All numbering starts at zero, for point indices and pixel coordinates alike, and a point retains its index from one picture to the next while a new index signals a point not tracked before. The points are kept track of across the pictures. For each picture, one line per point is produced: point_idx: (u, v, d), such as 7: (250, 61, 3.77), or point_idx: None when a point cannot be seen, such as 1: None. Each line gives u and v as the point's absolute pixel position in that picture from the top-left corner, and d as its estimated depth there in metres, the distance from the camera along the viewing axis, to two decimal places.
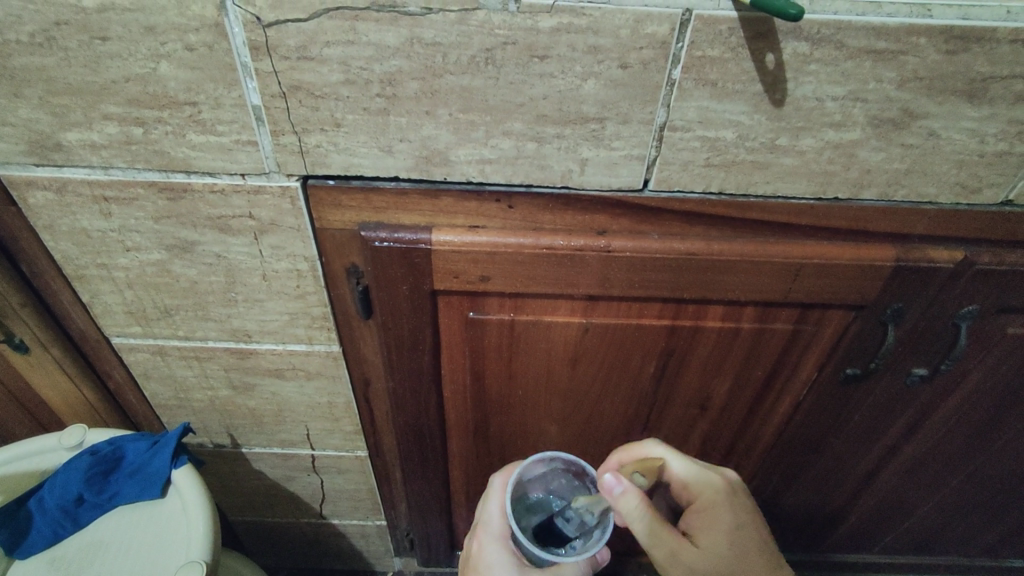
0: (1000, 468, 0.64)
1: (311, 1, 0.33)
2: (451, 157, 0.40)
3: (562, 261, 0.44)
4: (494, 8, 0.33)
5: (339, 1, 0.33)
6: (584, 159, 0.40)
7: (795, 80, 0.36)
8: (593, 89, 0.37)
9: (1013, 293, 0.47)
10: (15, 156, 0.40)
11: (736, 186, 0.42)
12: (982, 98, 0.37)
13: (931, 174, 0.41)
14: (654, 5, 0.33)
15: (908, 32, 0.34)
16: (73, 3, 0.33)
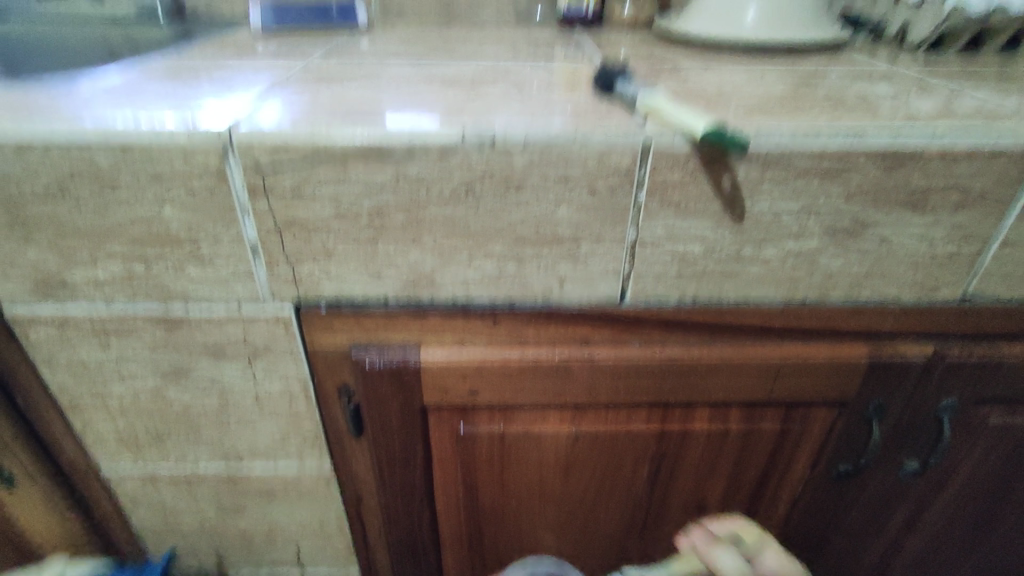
0: (1011, 558, 0.63)
1: (306, 150, 0.37)
2: (437, 279, 0.42)
3: (549, 372, 0.45)
4: (472, 148, 0.37)
5: (331, 149, 0.37)
6: (563, 276, 0.42)
7: (752, 199, 0.39)
8: (567, 214, 0.39)
9: (989, 383, 0.48)
10: (22, 294, 0.42)
11: (709, 294, 0.44)
12: (923, 207, 0.40)
13: (890, 275, 0.43)
14: (616, 141, 0.37)
15: (846, 155, 0.38)
16: (89, 160, 0.37)
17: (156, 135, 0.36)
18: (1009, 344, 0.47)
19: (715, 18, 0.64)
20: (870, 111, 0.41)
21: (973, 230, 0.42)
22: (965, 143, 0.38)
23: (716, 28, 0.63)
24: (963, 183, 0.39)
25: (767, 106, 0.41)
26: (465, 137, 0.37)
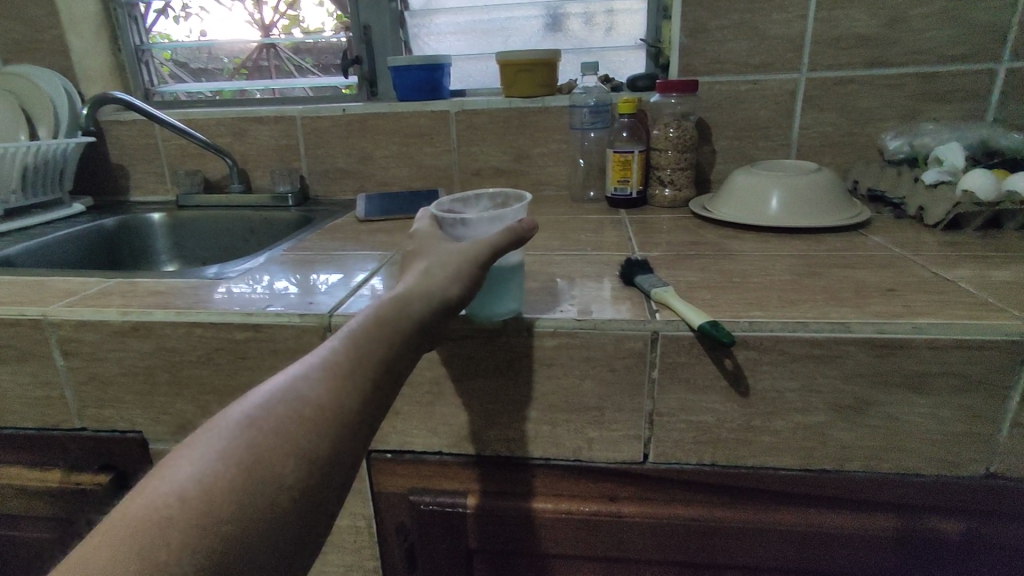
0: None
1: None
2: (484, 436, 0.50)
3: (583, 525, 0.50)
4: (512, 333, 0.46)
5: None
6: (591, 438, 0.49)
7: (754, 378, 0.45)
8: (591, 385, 0.47)
9: None
10: (164, 434, 0.54)
11: (727, 459, 0.48)
12: (921, 388, 0.44)
13: (903, 449, 0.46)
14: (629, 329, 0.45)
15: (836, 342, 0.44)
16: (230, 336, 0.49)
17: (278, 319, 0.48)
18: None
19: (742, 206, 0.74)
20: (861, 303, 0.47)
21: (979, 411, 0.45)
22: (948, 335, 0.43)
23: (742, 213, 0.73)
24: (956, 369, 0.44)
25: (766, 299, 0.48)
26: (506, 323, 0.46)
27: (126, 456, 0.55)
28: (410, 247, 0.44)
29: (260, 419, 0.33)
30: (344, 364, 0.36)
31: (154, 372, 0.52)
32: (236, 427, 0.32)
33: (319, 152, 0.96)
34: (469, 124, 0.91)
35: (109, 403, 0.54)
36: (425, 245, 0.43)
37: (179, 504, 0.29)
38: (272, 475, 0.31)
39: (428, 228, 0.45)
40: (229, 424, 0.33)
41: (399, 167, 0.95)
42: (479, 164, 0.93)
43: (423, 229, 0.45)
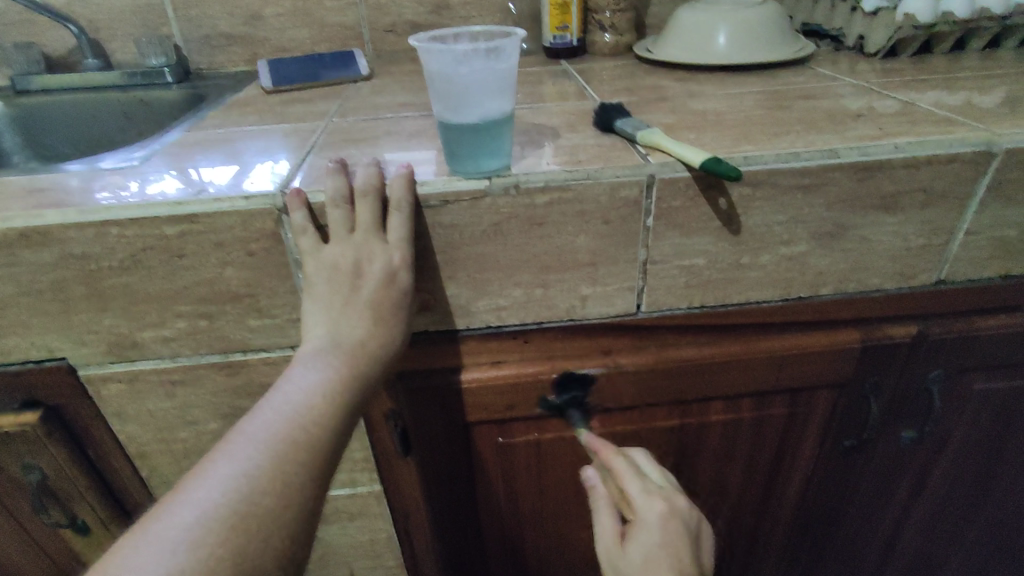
0: (1006, 514, 0.68)
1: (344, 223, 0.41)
2: (472, 308, 0.47)
3: (579, 380, 0.50)
4: (498, 193, 0.41)
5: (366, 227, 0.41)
6: (584, 296, 0.47)
7: (746, 215, 0.45)
8: (584, 242, 0.44)
9: (968, 357, 0.54)
10: (96, 356, 0.46)
11: (715, 299, 0.49)
12: (894, 208, 0.46)
13: (872, 268, 0.49)
14: (624, 177, 0.42)
15: (824, 170, 0.43)
16: (158, 234, 0.41)
17: (218, 206, 0.41)
18: (986, 317, 0.52)
19: (688, 46, 0.70)
20: (839, 129, 0.47)
21: (940, 224, 0.47)
22: (924, 151, 0.43)
23: (690, 53, 0.69)
24: (928, 184, 0.45)
25: (749, 133, 0.47)
26: (492, 184, 0.41)
27: (49, 388, 0.47)
28: (354, 268, 0.41)
29: (311, 401, 0.38)
30: (360, 373, 0.40)
31: (66, 286, 0.43)
32: (336, 344, 0.40)
33: (191, 12, 0.79)
34: None
35: (11, 331, 0.44)
36: (380, 282, 0.41)
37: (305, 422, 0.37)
38: (328, 445, 0.37)
39: (379, 253, 0.41)
40: (311, 375, 0.38)
41: (296, 28, 0.81)
42: (393, 19, 0.81)
43: (372, 248, 0.41)
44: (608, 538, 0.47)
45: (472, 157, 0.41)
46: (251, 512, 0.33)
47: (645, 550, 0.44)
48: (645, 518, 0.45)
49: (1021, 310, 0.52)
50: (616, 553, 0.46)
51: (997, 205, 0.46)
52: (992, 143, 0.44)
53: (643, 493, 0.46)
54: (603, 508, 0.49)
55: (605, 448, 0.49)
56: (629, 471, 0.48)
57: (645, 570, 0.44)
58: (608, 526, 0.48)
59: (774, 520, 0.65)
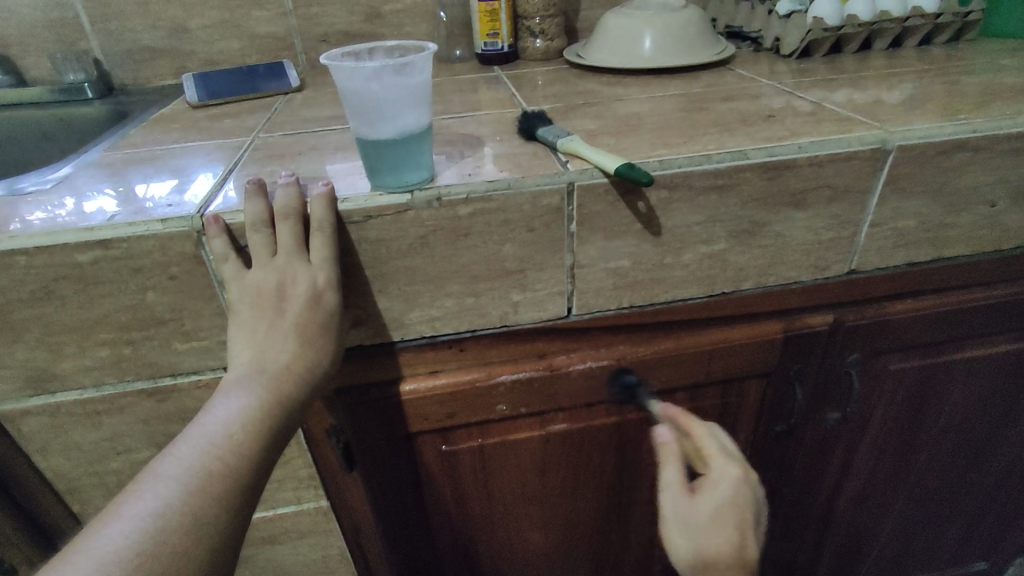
0: (930, 482, 0.73)
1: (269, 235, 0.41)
2: (405, 320, 0.47)
3: (516, 385, 0.51)
4: (422, 206, 0.42)
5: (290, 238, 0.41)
6: (515, 302, 0.48)
7: (665, 217, 0.46)
8: (511, 250, 0.45)
9: (881, 340, 0.57)
10: (13, 391, 0.45)
11: (643, 298, 0.50)
12: (803, 204, 0.48)
13: (789, 262, 0.51)
14: (544, 185, 0.43)
15: (736, 171, 0.45)
16: (71, 262, 0.40)
17: (133, 230, 0.40)
18: (895, 302, 0.56)
19: (615, 51, 0.72)
20: (750, 130, 0.49)
21: (846, 218, 0.50)
22: (827, 150, 0.46)
23: (617, 58, 0.71)
24: (832, 181, 0.48)
25: (666, 138, 0.48)
26: (415, 197, 0.42)
27: None
28: (278, 291, 0.40)
29: (230, 430, 0.37)
30: (284, 396, 0.40)
31: None
32: (259, 370, 0.40)
33: (111, 26, 0.77)
34: None
35: None
36: (304, 303, 0.40)
37: (223, 452, 0.37)
38: (247, 474, 0.37)
39: (303, 274, 0.40)
40: (231, 403, 0.38)
41: (224, 40, 0.79)
42: (324, 29, 0.81)
43: (295, 269, 0.40)
44: (676, 492, 0.46)
45: (393, 170, 0.41)
46: (155, 553, 0.32)
47: (719, 502, 0.45)
48: (719, 476, 0.46)
49: (927, 293, 0.56)
50: (685, 508, 0.46)
51: (896, 197, 0.49)
52: (887, 140, 0.47)
53: (723, 452, 0.47)
54: (671, 461, 0.47)
55: (679, 413, 0.50)
56: (709, 433, 0.48)
57: (714, 524, 0.45)
58: (675, 479, 0.46)
59: None
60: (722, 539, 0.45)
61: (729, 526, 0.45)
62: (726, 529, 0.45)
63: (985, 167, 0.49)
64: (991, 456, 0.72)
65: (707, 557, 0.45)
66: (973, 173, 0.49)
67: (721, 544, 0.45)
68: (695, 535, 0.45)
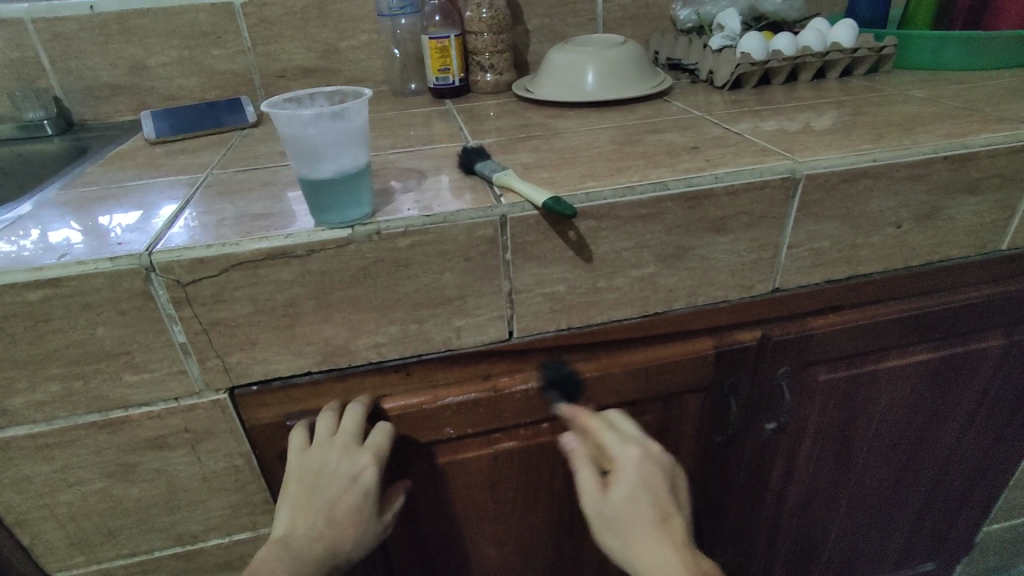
0: (870, 485, 0.76)
1: (218, 262, 0.43)
2: (352, 347, 0.49)
3: (462, 406, 0.54)
4: (362, 239, 0.45)
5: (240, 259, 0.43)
6: (457, 327, 0.51)
7: (595, 244, 0.49)
8: (450, 278, 0.48)
9: (808, 353, 0.61)
10: None
11: (580, 320, 0.53)
12: (724, 230, 0.52)
13: (716, 283, 0.54)
14: (478, 217, 0.46)
15: (658, 200, 0.49)
16: (19, 300, 0.41)
17: (82, 268, 0.42)
18: (817, 317, 0.60)
19: (559, 84, 0.76)
20: (673, 162, 0.53)
21: (766, 240, 0.54)
22: (741, 179, 0.50)
23: (561, 91, 0.75)
24: (749, 208, 0.51)
25: (596, 170, 0.52)
26: (355, 232, 0.44)
27: None
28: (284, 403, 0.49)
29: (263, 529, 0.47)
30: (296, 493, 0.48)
31: None
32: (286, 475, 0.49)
33: (70, 64, 0.78)
34: (260, 17, 0.80)
35: None
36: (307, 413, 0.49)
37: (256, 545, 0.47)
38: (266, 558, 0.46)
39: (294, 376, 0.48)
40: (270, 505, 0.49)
41: (183, 77, 0.82)
42: (283, 64, 0.83)
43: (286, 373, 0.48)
44: (591, 490, 0.51)
45: (337, 210, 0.44)
46: None
47: (628, 488, 0.50)
48: (623, 464, 0.50)
49: (847, 307, 0.60)
50: (600, 503, 0.51)
51: (809, 221, 0.53)
52: (795, 170, 0.51)
53: (620, 440, 0.52)
54: (580, 464, 0.53)
55: (580, 413, 0.55)
56: (604, 426, 0.54)
57: (630, 513, 0.49)
58: (587, 479, 0.52)
59: None
60: (645, 519, 0.49)
61: (643, 510, 0.49)
62: (642, 514, 0.49)
63: (887, 192, 0.54)
64: (923, 460, 0.76)
65: (637, 546, 0.49)
66: (877, 198, 0.54)
67: (641, 527, 0.49)
68: (620, 526, 0.50)
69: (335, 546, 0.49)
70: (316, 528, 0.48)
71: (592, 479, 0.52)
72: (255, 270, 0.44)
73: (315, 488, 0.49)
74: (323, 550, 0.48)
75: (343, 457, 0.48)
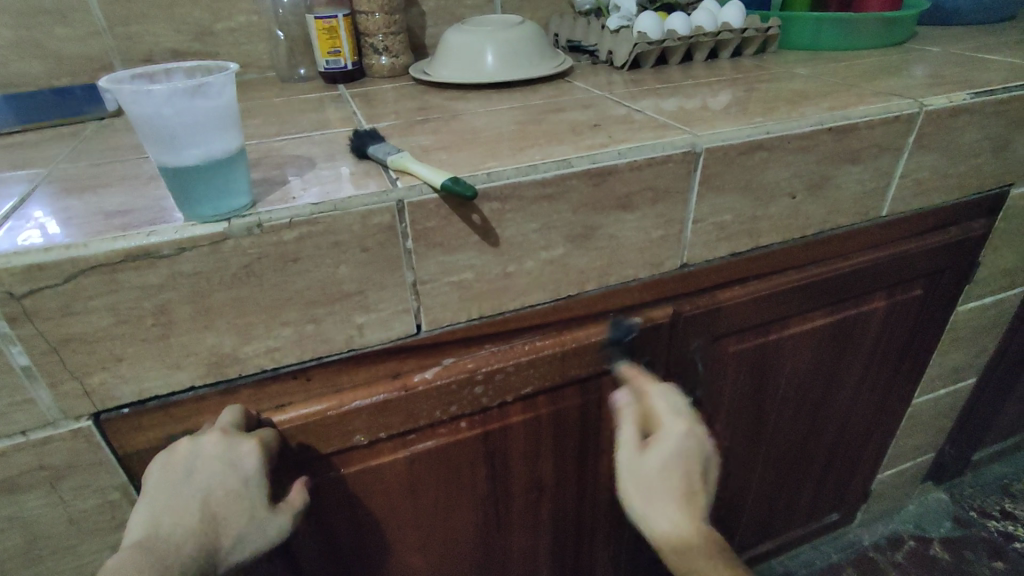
0: (780, 448, 0.80)
1: (63, 268, 0.37)
2: (240, 355, 0.44)
3: (373, 408, 0.50)
4: (240, 234, 0.40)
5: (92, 263, 0.37)
6: (360, 324, 0.47)
7: (501, 227, 0.47)
8: (346, 272, 0.44)
9: (717, 326, 0.62)
10: None
11: (492, 308, 0.51)
12: (631, 207, 0.51)
13: (626, 261, 0.54)
14: (372, 204, 0.42)
15: (562, 179, 0.47)
16: None
17: None
18: (724, 289, 0.61)
19: (458, 66, 0.73)
20: (576, 139, 0.51)
21: (671, 216, 0.53)
22: (643, 155, 0.49)
23: (462, 73, 0.72)
24: (653, 183, 0.51)
25: (497, 150, 0.49)
26: (231, 226, 0.39)
27: None
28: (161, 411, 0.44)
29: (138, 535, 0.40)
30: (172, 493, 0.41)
31: None
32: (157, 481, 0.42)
33: None
34: None
35: None
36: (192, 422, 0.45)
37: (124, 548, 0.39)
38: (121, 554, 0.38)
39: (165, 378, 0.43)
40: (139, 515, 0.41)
41: (23, 62, 0.69)
42: (149, 48, 0.75)
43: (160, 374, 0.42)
44: (629, 447, 0.50)
45: (210, 201, 0.39)
46: None
47: (668, 458, 0.49)
48: (669, 432, 0.50)
49: (752, 278, 0.61)
50: (636, 460, 0.50)
51: (711, 195, 0.54)
52: (695, 143, 0.51)
53: (673, 412, 0.51)
54: (626, 422, 0.52)
55: (640, 375, 0.55)
56: (663, 394, 0.53)
57: (664, 478, 0.48)
58: (627, 437, 0.51)
59: (596, 503, 0.69)
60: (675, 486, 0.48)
61: (676, 481, 0.48)
62: (676, 482, 0.48)
63: (781, 164, 0.55)
64: (826, 419, 0.80)
65: (659, 509, 0.48)
66: (771, 169, 0.55)
67: (669, 497, 0.48)
68: (648, 486, 0.49)
69: (212, 544, 0.41)
70: (187, 524, 0.41)
71: (633, 437, 0.51)
72: (110, 276, 0.38)
73: (184, 481, 0.42)
74: (196, 545, 0.41)
75: (219, 444, 0.42)
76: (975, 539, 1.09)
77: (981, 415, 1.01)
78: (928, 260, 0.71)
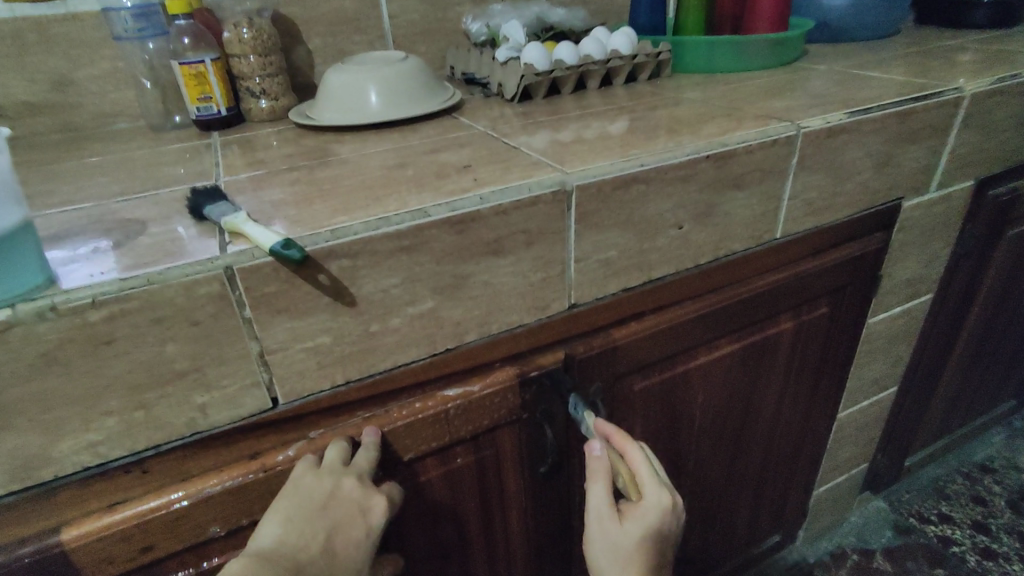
0: (705, 478, 0.78)
1: None
2: (54, 454, 0.39)
3: (228, 495, 0.45)
4: (30, 319, 0.35)
5: None
6: (201, 404, 0.42)
7: (355, 285, 0.43)
8: (174, 349, 0.39)
9: (616, 364, 0.59)
10: None
11: (359, 371, 0.47)
12: (503, 251, 0.48)
13: (507, 308, 0.51)
14: (196, 272, 0.38)
15: (419, 229, 0.44)
16: None
17: None
18: (619, 327, 0.58)
19: (338, 107, 0.69)
20: (439, 184, 0.48)
21: (550, 257, 0.51)
22: (508, 197, 0.46)
23: (342, 113, 0.69)
24: (524, 225, 0.48)
25: (351, 201, 0.46)
26: (18, 311, 0.34)
27: None
28: None
29: None
30: None
31: None
32: None
33: None
34: None
35: None
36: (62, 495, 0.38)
37: None
38: None
39: None
40: None
41: None
42: None
43: None
44: (605, 513, 0.52)
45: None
46: None
47: (645, 531, 0.51)
48: (650, 507, 0.51)
49: (647, 312, 0.59)
50: (610, 527, 0.52)
51: (591, 233, 0.51)
52: (564, 181, 0.48)
53: (654, 479, 0.52)
54: (599, 479, 0.53)
55: (616, 434, 0.54)
56: (642, 458, 0.53)
57: (637, 550, 0.52)
58: (600, 499, 0.52)
59: (510, 559, 0.65)
60: (641, 562, 0.52)
61: (648, 556, 0.52)
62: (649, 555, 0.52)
63: (661, 195, 0.53)
64: (748, 444, 0.79)
65: None
66: (652, 201, 0.53)
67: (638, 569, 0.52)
68: (621, 555, 0.52)
69: None
70: None
71: (606, 504, 0.52)
72: None
73: None
74: None
75: None
76: (914, 546, 1.09)
77: (906, 422, 1.01)
78: (828, 278, 0.70)
